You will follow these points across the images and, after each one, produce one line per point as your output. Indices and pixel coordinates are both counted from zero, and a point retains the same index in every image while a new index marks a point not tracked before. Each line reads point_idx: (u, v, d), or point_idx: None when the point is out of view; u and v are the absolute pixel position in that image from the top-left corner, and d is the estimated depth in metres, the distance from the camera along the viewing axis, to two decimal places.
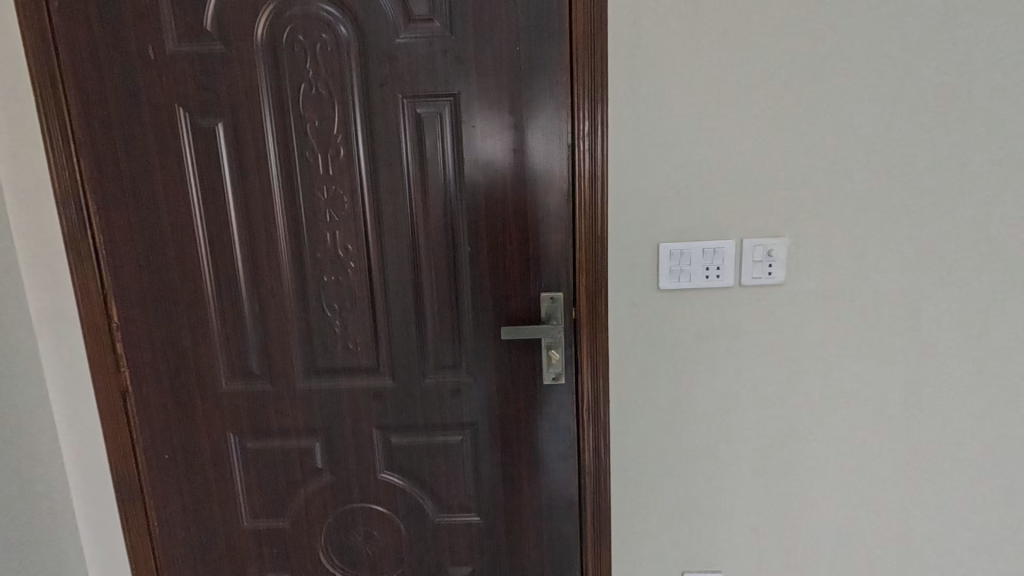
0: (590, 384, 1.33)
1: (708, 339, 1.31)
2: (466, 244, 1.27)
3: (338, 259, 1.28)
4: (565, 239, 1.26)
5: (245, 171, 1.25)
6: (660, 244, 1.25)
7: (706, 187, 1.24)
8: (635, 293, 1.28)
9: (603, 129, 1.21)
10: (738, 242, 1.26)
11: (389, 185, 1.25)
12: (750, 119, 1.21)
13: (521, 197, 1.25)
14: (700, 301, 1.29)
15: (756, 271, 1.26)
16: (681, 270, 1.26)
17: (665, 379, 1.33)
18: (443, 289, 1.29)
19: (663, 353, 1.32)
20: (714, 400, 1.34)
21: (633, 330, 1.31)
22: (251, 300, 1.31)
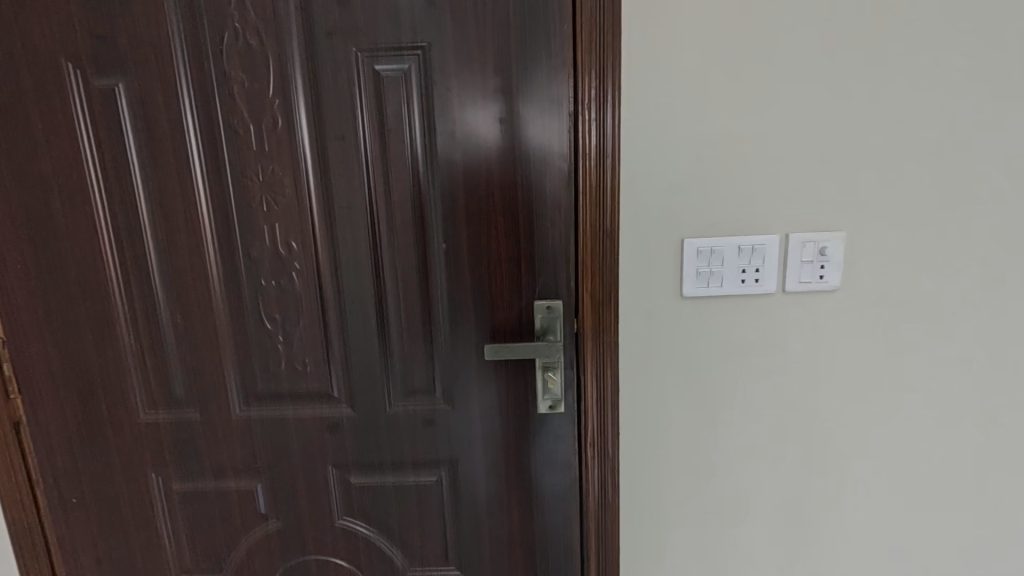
0: (595, 413, 1.07)
1: (742, 357, 1.06)
2: (440, 240, 1.01)
3: (280, 259, 1.02)
4: (565, 234, 1.00)
5: (159, 148, 0.98)
6: (686, 239, 1.00)
7: (744, 168, 0.98)
8: (652, 300, 1.03)
9: (614, 92, 0.94)
10: (784, 237, 1.00)
11: (342, 165, 0.98)
12: (801, 83, 0.95)
13: (509, 181, 0.99)
14: (733, 310, 1.04)
15: (804, 274, 1.01)
16: (711, 273, 1.01)
17: (688, 405, 1.08)
18: (412, 297, 1.03)
19: (686, 374, 1.07)
20: (746, 431, 1.10)
21: (649, 345, 1.05)
22: (172, 309, 1.05)
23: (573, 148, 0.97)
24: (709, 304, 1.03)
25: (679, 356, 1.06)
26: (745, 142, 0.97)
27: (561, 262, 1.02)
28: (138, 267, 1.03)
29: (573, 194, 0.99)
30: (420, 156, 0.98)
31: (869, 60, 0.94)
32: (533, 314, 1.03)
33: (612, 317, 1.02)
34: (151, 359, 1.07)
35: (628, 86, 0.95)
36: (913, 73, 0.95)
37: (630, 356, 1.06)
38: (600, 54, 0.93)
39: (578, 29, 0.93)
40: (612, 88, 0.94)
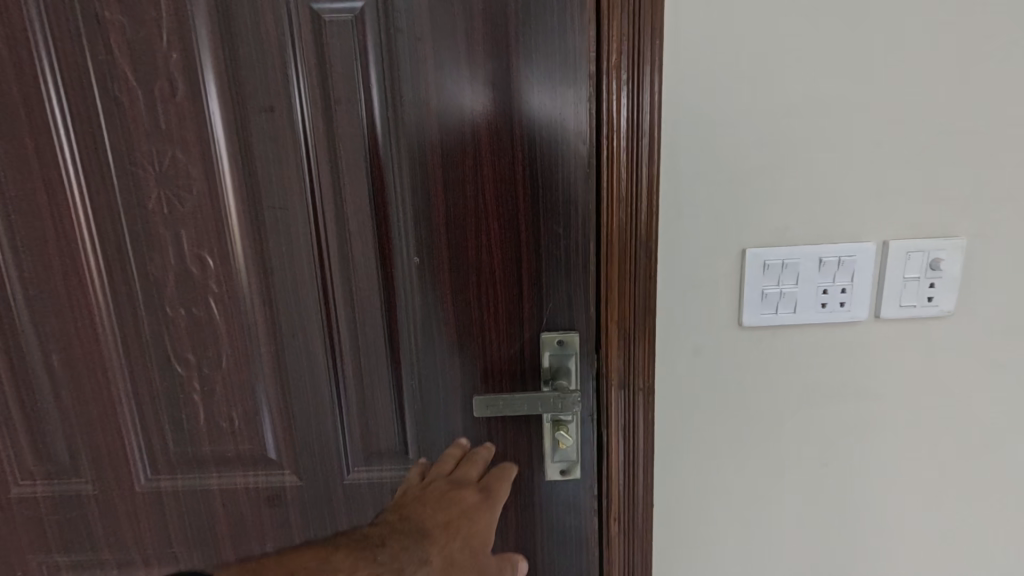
0: (621, 482, 0.80)
1: (816, 404, 0.80)
2: (410, 252, 0.73)
3: (191, 279, 0.74)
4: (583, 243, 0.73)
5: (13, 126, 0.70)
6: (749, 248, 0.74)
7: (829, 152, 0.71)
8: (698, 329, 0.77)
9: (654, 42, 0.66)
10: (882, 246, 0.74)
11: (272, 148, 0.70)
12: (911, 32, 0.68)
13: (504, 169, 0.71)
14: (807, 343, 0.78)
15: (906, 296, 0.75)
16: (781, 294, 0.75)
17: (742, 464, 0.82)
18: (373, 328, 0.76)
19: (741, 424, 0.81)
20: (817, 498, 0.84)
21: (694, 389, 0.79)
22: (45, 348, 0.77)
23: (593, 123, 0.70)
24: (776, 335, 0.77)
25: (733, 403, 0.80)
26: (832, 116, 0.70)
27: (577, 280, 0.74)
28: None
29: (593, 187, 0.71)
30: (380, 135, 0.70)
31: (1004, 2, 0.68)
32: (540, 352, 0.76)
33: (646, 356, 0.75)
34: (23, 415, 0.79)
35: (671, 36, 0.67)
36: None
37: (669, 402, 0.80)
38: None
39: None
40: (650, 35, 0.66)
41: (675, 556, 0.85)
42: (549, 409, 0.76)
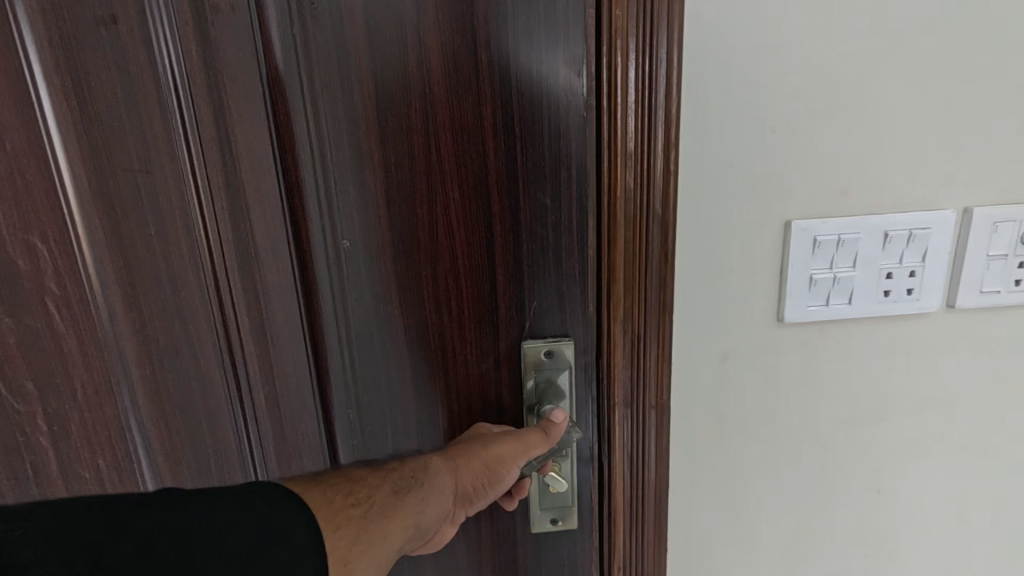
0: (627, 532, 0.61)
1: (872, 422, 0.63)
2: (336, 232, 0.51)
3: (17, 283, 0.51)
4: (578, 215, 0.52)
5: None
6: (794, 220, 0.55)
7: (908, 85, 0.53)
8: (724, 327, 0.58)
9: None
10: (962, 216, 0.56)
11: (121, 84, 0.47)
12: None
13: (467, 115, 0.49)
14: (865, 345, 0.60)
15: (990, 280, 0.58)
16: (834, 280, 0.57)
17: (775, 495, 0.65)
18: (290, 343, 0.55)
19: (777, 447, 0.63)
20: (867, 537, 0.67)
21: (717, 404, 0.61)
22: None
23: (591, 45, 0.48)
24: (826, 333, 0.59)
25: (769, 426, 0.62)
26: (910, 38, 0.52)
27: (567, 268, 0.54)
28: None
29: (592, 140, 0.51)
30: (279, 62, 0.47)
31: None
32: (523, 370, 0.56)
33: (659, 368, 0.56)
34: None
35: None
36: None
37: (688, 425, 0.61)
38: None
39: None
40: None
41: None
42: (537, 465, 0.54)
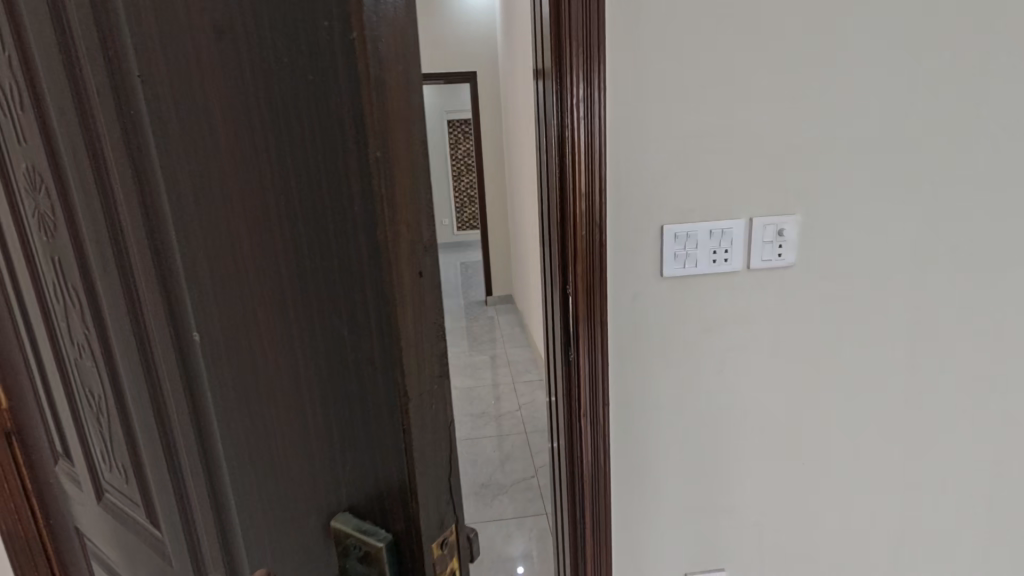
0: (589, 422, 0.94)
1: (742, 355, 0.95)
2: (157, 339, 0.43)
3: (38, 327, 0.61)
4: (386, 354, 0.35)
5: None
6: (666, 225, 0.86)
7: (731, 156, 0.86)
8: (634, 293, 0.89)
9: (601, 66, 0.80)
10: (750, 219, 0.88)
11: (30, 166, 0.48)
12: (783, 96, 0.85)
13: (245, 201, 0.35)
14: (716, 311, 0.92)
15: (766, 254, 0.89)
16: (690, 255, 0.88)
17: (671, 413, 0.97)
18: (154, 435, 0.51)
19: (670, 380, 0.95)
20: (742, 442, 1.00)
21: (635, 344, 0.92)
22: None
23: (358, 83, 0.30)
24: (690, 294, 0.90)
25: (670, 358, 0.94)
26: (717, 128, 0.85)
27: (563, 266, 0.90)
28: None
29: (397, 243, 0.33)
30: (90, 124, 0.38)
31: (856, 68, 0.85)
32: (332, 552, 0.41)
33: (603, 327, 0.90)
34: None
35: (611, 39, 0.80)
36: (893, 82, 0.86)
37: (620, 353, 0.92)
38: (585, 29, 0.79)
39: (557, 0, 0.79)
40: (598, 58, 0.80)
41: (635, 474, 1.00)
42: None
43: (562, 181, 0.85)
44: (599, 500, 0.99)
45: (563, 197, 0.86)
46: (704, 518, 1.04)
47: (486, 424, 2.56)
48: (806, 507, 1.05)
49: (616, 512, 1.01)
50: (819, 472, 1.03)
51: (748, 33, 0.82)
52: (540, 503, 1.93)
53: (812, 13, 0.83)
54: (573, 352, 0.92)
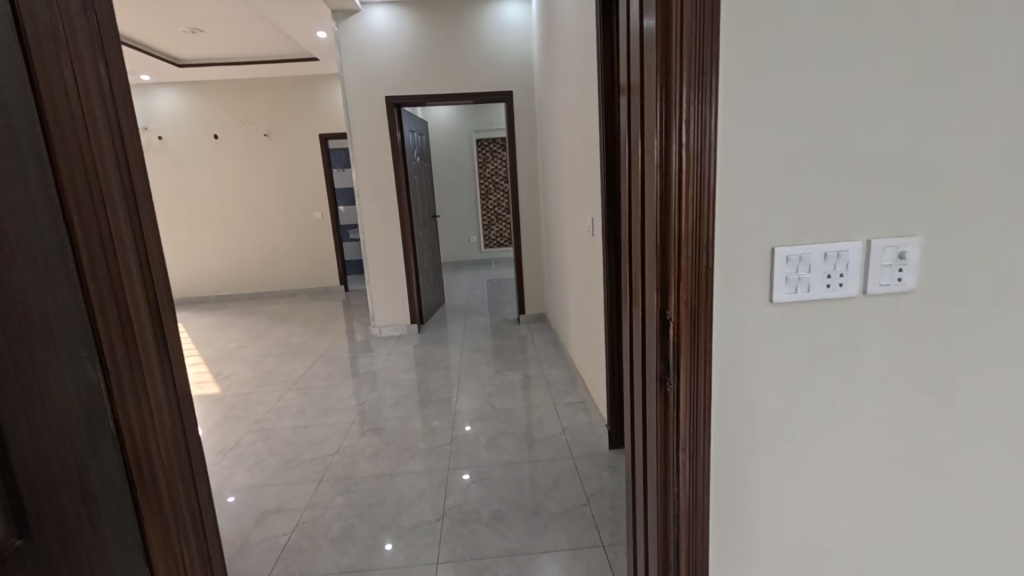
0: (689, 448, 0.88)
1: (853, 387, 0.88)
2: None
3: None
4: None
5: (121, 175, 0.77)
6: (777, 247, 0.81)
7: (848, 175, 0.80)
8: (741, 319, 0.84)
9: (713, 87, 0.76)
10: (867, 241, 0.82)
11: None
12: (904, 111, 0.79)
13: None
14: (827, 340, 0.86)
15: (885, 278, 0.83)
16: (800, 278, 0.82)
17: (778, 448, 0.90)
18: None
19: (777, 412, 0.88)
20: (853, 480, 0.92)
21: (739, 372, 0.86)
22: (120, 362, 0.76)
23: None
24: (801, 320, 0.84)
25: (777, 388, 0.87)
26: (833, 146, 0.79)
27: (660, 290, 0.84)
28: (124, 355, 0.77)
29: None
30: None
31: (987, 81, 0.79)
32: None
33: (703, 351, 0.84)
34: (141, 472, 0.80)
35: (723, 61, 0.76)
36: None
37: (723, 381, 0.86)
38: (695, 50, 0.75)
39: (667, 12, 0.75)
40: (710, 79, 0.76)
41: (737, 508, 0.92)
42: None
43: (662, 199, 0.80)
44: (697, 533, 0.91)
45: (662, 217, 0.81)
46: (810, 566, 0.95)
47: (532, 448, 2.48)
48: (925, 555, 0.96)
49: (715, 547, 0.93)
50: (937, 519, 0.94)
51: (864, 49, 0.77)
52: (596, 534, 1.85)
53: (940, 21, 0.77)
54: (671, 379, 0.86)
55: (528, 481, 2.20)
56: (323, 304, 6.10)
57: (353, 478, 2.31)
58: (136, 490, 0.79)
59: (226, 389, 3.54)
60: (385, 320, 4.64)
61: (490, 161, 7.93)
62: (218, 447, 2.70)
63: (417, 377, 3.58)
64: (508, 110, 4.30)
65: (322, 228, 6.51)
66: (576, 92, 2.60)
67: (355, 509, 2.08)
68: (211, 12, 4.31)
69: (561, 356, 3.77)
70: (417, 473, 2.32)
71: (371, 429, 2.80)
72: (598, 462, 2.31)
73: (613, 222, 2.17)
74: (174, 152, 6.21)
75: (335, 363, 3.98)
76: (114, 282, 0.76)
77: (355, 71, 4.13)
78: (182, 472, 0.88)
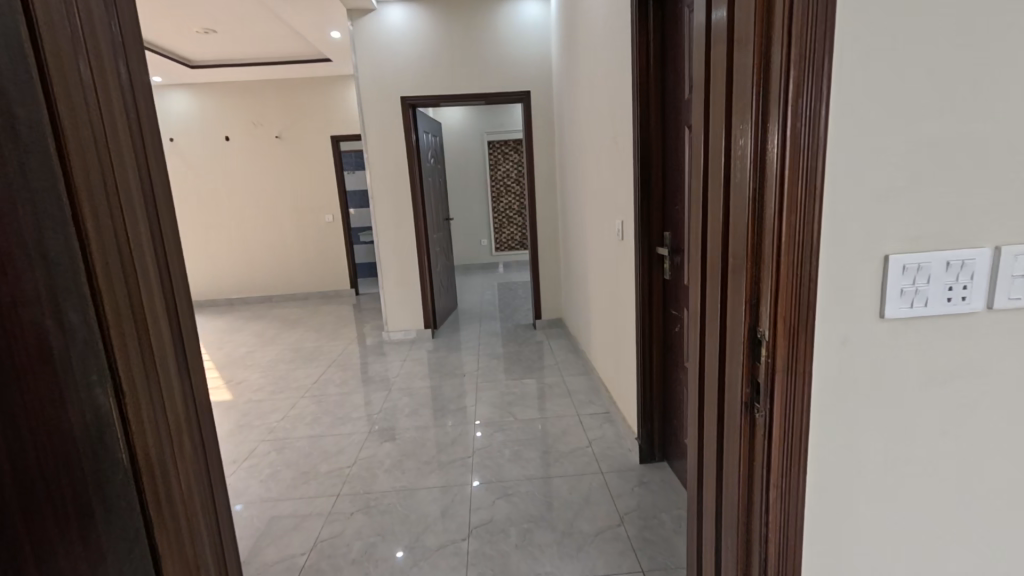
0: (779, 486, 0.77)
1: (970, 415, 0.77)
2: None
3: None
4: None
5: (137, 174, 0.67)
6: (892, 255, 0.70)
7: (975, 172, 0.69)
8: (847, 338, 0.73)
9: (825, 72, 0.65)
10: (995, 248, 0.71)
11: None
12: None
13: None
14: (944, 362, 0.74)
15: (1015, 291, 0.72)
16: (918, 291, 0.71)
17: (880, 485, 0.78)
18: None
19: (881, 444, 0.77)
20: (964, 521, 0.80)
21: (840, 399, 0.75)
22: (138, 386, 0.67)
23: None
24: (915, 339, 0.73)
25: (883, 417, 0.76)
26: (961, 138, 0.68)
27: (749, 304, 0.74)
28: (141, 378, 0.67)
29: None
30: None
31: None
32: None
33: (801, 375, 0.73)
34: (160, 510, 0.70)
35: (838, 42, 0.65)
36: None
37: (821, 409, 0.75)
38: (807, 27, 0.64)
39: None
40: (822, 62, 0.65)
41: (831, 551, 0.80)
42: None
43: (756, 201, 0.71)
44: None
45: (756, 222, 0.71)
46: None
47: (558, 462, 2.37)
48: None
49: None
50: None
51: (999, 25, 0.66)
52: (633, 557, 1.74)
53: None
54: (761, 405, 0.76)
55: (556, 498, 2.09)
56: (334, 307, 6.03)
57: (372, 493, 2.21)
58: (154, 530, 0.70)
59: (238, 396, 3.46)
60: (398, 324, 4.55)
61: (502, 163, 7.83)
62: (231, 457, 2.61)
63: (433, 384, 3.48)
64: (525, 111, 4.21)
65: (333, 230, 6.44)
66: (603, 89, 2.50)
67: (376, 527, 1.98)
68: (225, 12, 4.25)
69: (581, 364, 3.66)
70: (439, 488, 2.22)
71: (389, 439, 2.70)
72: (629, 477, 2.20)
73: (648, 225, 2.06)
74: (185, 153, 6.16)
75: (349, 369, 3.89)
76: (132, 294, 0.66)
77: (370, 71, 4.05)
78: (203, 504, 0.79)
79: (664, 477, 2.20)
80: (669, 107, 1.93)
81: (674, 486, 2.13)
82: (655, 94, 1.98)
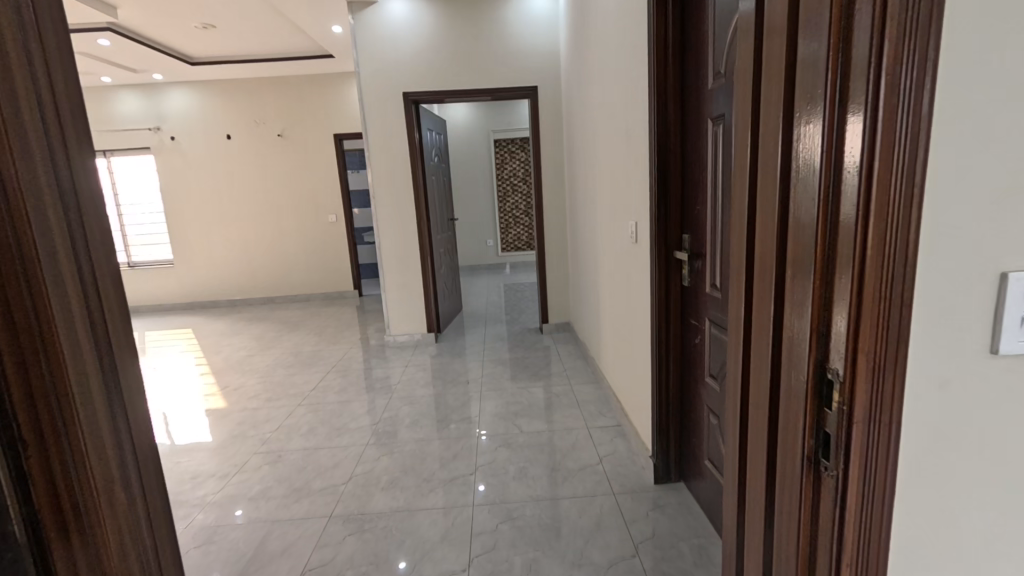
0: (851, 565, 0.60)
1: None
2: None
3: None
4: None
5: (48, 163, 0.57)
6: (1010, 273, 0.54)
7: None
8: (947, 382, 0.56)
9: (933, 33, 0.49)
10: None
11: None
12: None
13: None
14: None
15: None
16: None
17: (980, 562, 0.62)
18: None
19: (984, 513, 0.61)
20: None
21: (933, 459, 0.58)
22: (44, 424, 0.59)
23: None
24: None
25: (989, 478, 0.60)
26: None
27: (816, 333, 0.59)
28: (49, 417, 0.59)
29: None
30: None
31: None
32: None
33: (888, 428, 0.56)
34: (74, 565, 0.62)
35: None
36: None
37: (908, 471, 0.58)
38: None
39: None
40: (930, 20, 0.48)
41: None
42: None
43: (829, 207, 0.56)
44: None
45: (827, 234, 0.57)
46: None
47: (567, 480, 2.21)
48: None
49: None
50: None
51: None
52: None
53: None
54: (830, 463, 0.60)
55: (565, 522, 1.93)
56: (336, 309, 5.90)
57: (367, 514, 2.06)
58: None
59: (233, 404, 3.33)
60: (401, 328, 4.41)
61: (509, 163, 7.69)
62: (221, 472, 2.47)
63: (435, 392, 3.33)
64: (532, 107, 4.05)
65: (337, 231, 6.32)
66: (616, 82, 2.35)
67: (370, 552, 1.84)
68: (224, 7, 4.13)
69: (590, 371, 3.50)
70: (439, 509, 2.06)
71: (388, 452, 2.55)
72: (643, 499, 2.04)
73: (666, 228, 1.91)
74: (187, 152, 6.06)
75: (349, 375, 3.75)
76: (41, 321, 0.57)
77: (371, 65, 3.90)
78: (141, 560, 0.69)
79: (681, 499, 2.03)
80: (690, 100, 1.77)
81: (692, 510, 1.96)
82: (673, 84, 1.81)
